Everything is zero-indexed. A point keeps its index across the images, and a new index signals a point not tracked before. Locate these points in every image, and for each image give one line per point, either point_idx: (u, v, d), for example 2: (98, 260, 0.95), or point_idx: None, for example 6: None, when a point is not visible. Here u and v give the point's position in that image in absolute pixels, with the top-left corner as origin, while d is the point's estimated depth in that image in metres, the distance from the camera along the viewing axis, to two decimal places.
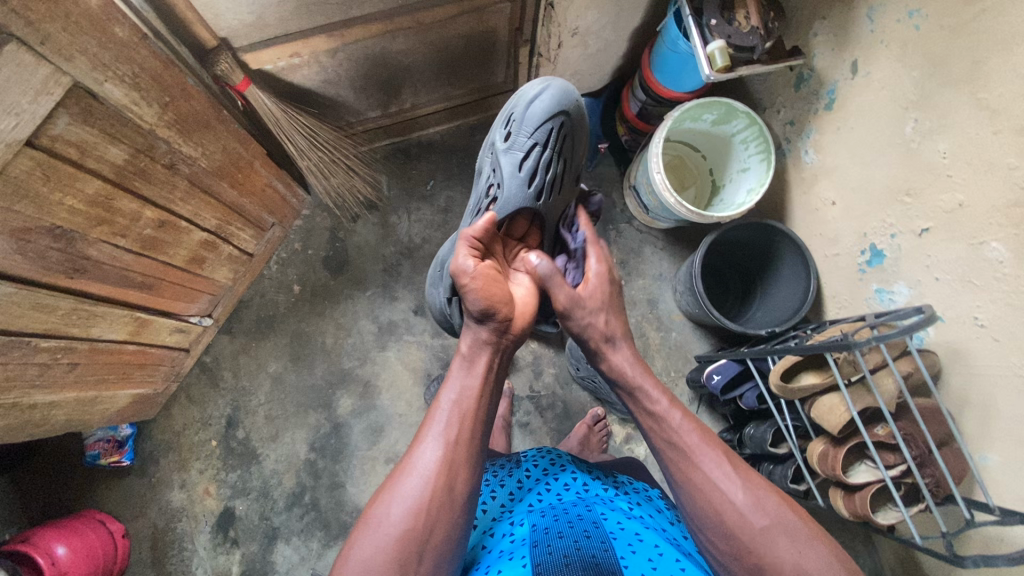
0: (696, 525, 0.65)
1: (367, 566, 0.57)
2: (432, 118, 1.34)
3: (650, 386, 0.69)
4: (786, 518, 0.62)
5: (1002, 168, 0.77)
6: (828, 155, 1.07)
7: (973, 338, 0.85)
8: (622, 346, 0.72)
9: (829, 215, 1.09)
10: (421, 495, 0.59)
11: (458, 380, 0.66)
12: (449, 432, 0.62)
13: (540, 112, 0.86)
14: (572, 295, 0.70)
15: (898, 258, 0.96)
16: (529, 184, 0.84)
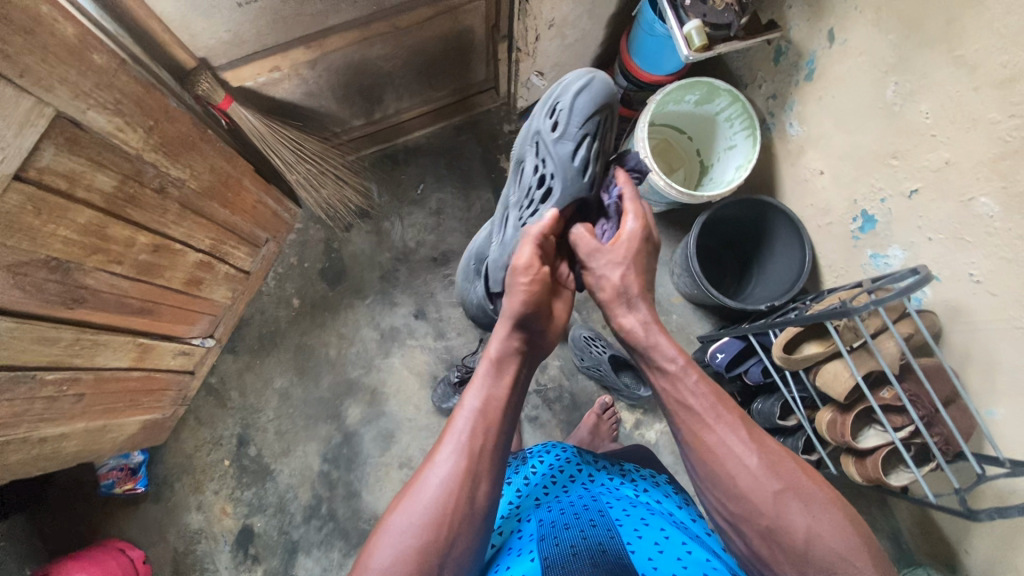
0: (706, 485, 0.66)
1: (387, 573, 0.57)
2: (416, 121, 1.35)
3: (666, 342, 0.69)
4: (800, 483, 0.62)
5: (985, 123, 0.77)
6: (812, 126, 1.07)
7: (969, 294, 0.86)
8: (639, 306, 0.72)
9: (818, 185, 1.09)
10: (440, 507, 0.59)
11: (483, 387, 0.65)
12: (470, 444, 0.62)
13: (588, 102, 0.79)
14: (591, 247, 0.73)
15: (890, 222, 0.96)
16: (583, 175, 0.79)
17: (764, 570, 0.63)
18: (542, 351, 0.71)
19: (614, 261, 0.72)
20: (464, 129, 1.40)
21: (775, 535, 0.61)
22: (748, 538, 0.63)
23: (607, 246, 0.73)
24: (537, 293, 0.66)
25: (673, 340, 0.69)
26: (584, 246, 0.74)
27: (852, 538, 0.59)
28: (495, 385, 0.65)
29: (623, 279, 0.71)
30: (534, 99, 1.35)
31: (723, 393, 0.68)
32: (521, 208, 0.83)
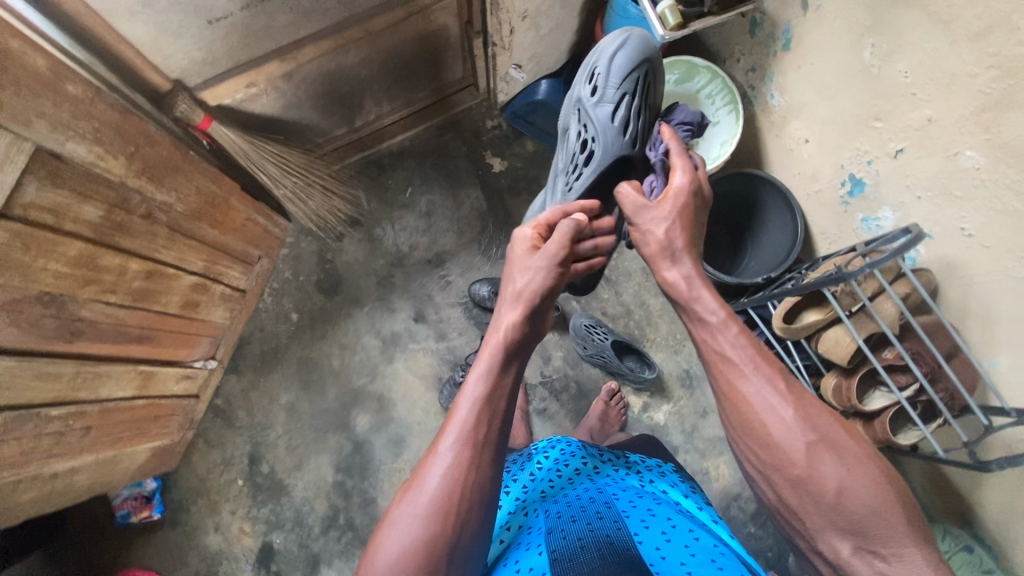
0: (738, 436, 0.66)
1: (394, 564, 0.57)
2: (398, 125, 1.34)
3: (708, 296, 0.71)
4: (835, 437, 0.61)
5: (964, 77, 0.78)
6: (792, 95, 1.07)
7: (963, 248, 0.87)
8: (684, 260, 0.76)
9: (804, 153, 1.09)
10: (444, 498, 0.59)
11: (484, 372, 0.65)
12: (472, 432, 0.62)
13: (624, 65, 0.90)
14: (636, 202, 0.78)
15: (878, 184, 0.96)
16: (624, 133, 0.90)
17: (792, 520, 0.64)
18: (540, 333, 0.71)
19: (657, 220, 0.77)
20: (447, 129, 1.40)
21: (805, 485, 0.61)
22: (776, 487, 0.63)
23: (655, 202, 0.78)
24: (548, 278, 0.71)
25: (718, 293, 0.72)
26: (631, 205, 0.79)
27: (885, 494, 0.59)
28: (495, 370, 0.66)
29: (668, 237, 0.76)
30: (515, 92, 1.35)
31: (765, 347, 0.68)
32: (568, 172, 0.95)
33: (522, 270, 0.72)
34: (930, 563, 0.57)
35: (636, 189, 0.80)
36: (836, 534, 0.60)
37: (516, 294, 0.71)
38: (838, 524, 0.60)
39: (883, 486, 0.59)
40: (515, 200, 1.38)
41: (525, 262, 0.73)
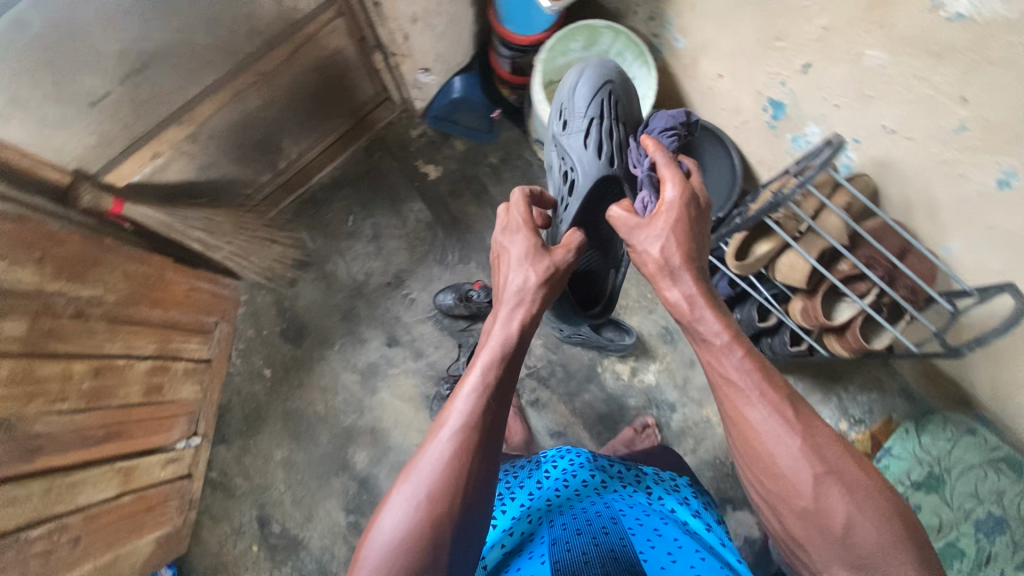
0: (748, 463, 0.66)
1: (394, 528, 0.59)
2: (323, 156, 1.32)
3: (712, 317, 0.69)
4: (845, 469, 0.60)
5: None
6: (695, 34, 1.06)
7: (892, 145, 0.87)
8: (684, 277, 0.72)
9: (721, 89, 1.08)
10: (444, 474, 0.61)
11: (486, 362, 0.68)
12: (475, 424, 0.63)
13: (584, 96, 0.97)
14: (628, 223, 0.75)
15: (798, 102, 0.96)
16: (600, 156, 0.94)
17: (798, 549, 0.64)
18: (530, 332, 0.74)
19: (649, 238, 0.73)
20: (374, 148, 1.38)
21: (813, 517, 0.60)
22: (784, 517, 0.63)
23: (648, 220, 0.74)
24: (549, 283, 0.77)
25: (723, 311, 0.70)
26: (620, 223, 0.76)
27: (894, 528, 0.58)
28: (498, 364, 0.68)
29: (665, 253, 0.72)
30: (431, 97, 1.33)
31: (772, 375, 0.66)
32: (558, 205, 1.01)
33: (529, 265, 0.76)
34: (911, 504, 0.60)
35: (627, 210, 0.77)
36: (839, 567, 0.59)
37: (514, 292, 0.75)
38: (846, 558, 0.59)
39: (867, 470, 0.61)
40: (458, 203, 1.36)
41: (521, 260, 0.77)
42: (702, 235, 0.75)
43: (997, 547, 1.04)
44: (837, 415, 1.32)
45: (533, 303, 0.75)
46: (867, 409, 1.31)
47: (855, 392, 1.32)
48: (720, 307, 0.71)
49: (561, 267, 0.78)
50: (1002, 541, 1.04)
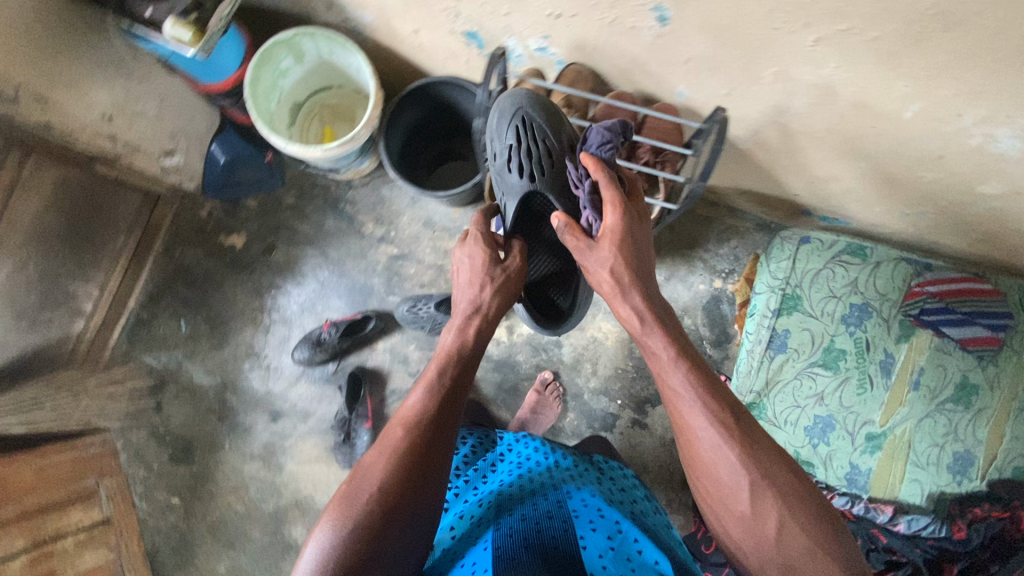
0: (696, 470, 0.72)
1: (346, 512, 0.65)
2: (126, 279, 1.30)
3: (658, 333, 0.77)
4: (776, 477, 0.67)
5: None
6: (369, 6, 1.01)
7: (569, 27, 0.85)
8: (632, 292, 0.80)
9: (427, 42, 1.05)
10: (396, 460, 0.68)
11: (442, 364, 0.79)
12: (432, 422, 0.72)
13: (501, 120, 0.91)
14: (577, 247, 0.83)
15: (482, 26, 0.94)
16: (520, 177, 0.90)
17: (736, 551, 0.70)
18: (481, 343, 0.84)
19: (592, 264, 0.81)
20: (173, 246, 1.34)
21: (745, 522, 0.67)
22: (722, 518, 0.70)
23: (595, 244, 0.82)
24: (501, 288, 0.87)
25: (665, 329, 0.78)
26: (570, 244, 0.83)
27: (813, 527, 0.65)
28: (455, 373, 0.78)
29: (612, 274, 0.79)
30: (199, 172, 1.31)
31: (716, 388, 0.73)
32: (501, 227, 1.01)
33: (479, 273, 0.87)
34: (805, 485, 0.68)
35: (572, 232, 0.84)
36: (771, 567, 0.65)
37: (467, 302, 0.85)
38: (772, 558, 0.65)
39: (798, 475, 0.68)
40: (277, 258, 1.34)
41: (472, 273, 0.87)
42: (641, 253, 0.82)
43: (871, 331, 1.07)
44: (709, 276, 1.35)
45: (484, 312, 0.85)
46: (732, 258, 1.34)
47: (715, 247, 1.34)
48: (660, 324, 0.78)
49: (509, 276, 0.88)
50: (874, 325, 1.07)
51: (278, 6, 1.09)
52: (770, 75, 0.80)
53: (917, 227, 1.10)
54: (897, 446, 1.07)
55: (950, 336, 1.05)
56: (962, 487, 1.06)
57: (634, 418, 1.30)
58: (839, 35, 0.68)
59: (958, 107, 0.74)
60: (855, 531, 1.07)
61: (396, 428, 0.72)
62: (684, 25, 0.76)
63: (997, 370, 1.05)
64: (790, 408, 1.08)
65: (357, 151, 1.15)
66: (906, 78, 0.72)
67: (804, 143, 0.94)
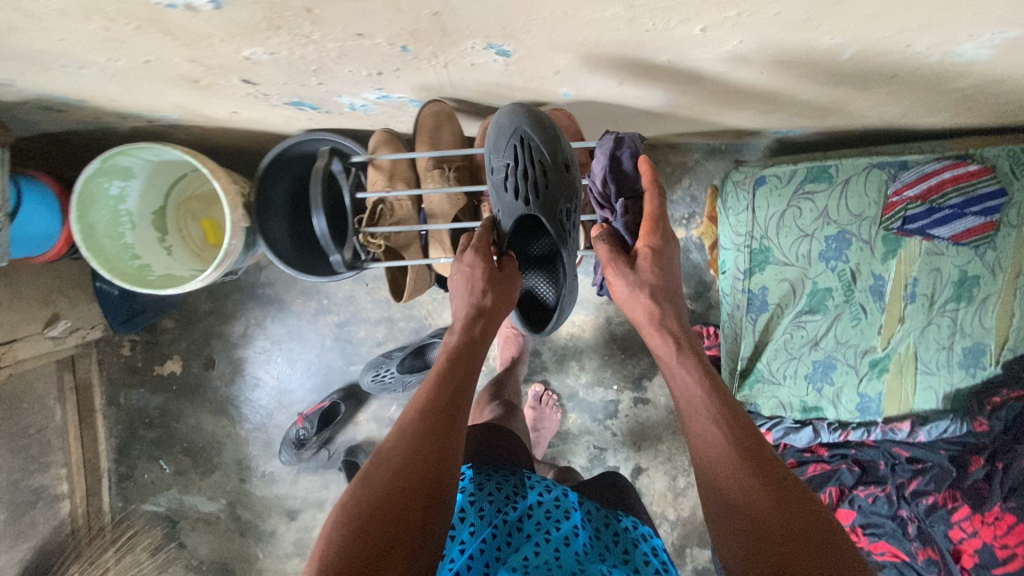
0: (722, 524, 0.61)
1: (359, 490, 0.58)
2: (86, 447, 1.23)
3: (691, 365, 0.69)
4: (817, 533, 0.56)
5: (122, 40, 0.52)
6: (163, 109, 0.79)
7: (401, 78, 0.65)
8: (669, 317, 0.72)
9: (253, 117, 0.85)
10: (409, 444, 0.60)
11: (449, 351, 0.70)
12: (451, 411, 0.63)
13: (498, 135, 0.75)
14: (625, 273, 0.72)
15: (303, 96, 0.73)
16: (516, 199, 0.74)
17: None
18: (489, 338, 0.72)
19: (626, 290, 0.72)
20: (115, 394, 1.26)
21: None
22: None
23: (639, 267, 0.72)
24: (497, 287, 0.72)
25: (700, 361, 0.70)
26: (605, 258, 0.74)
27: None
28: (470, 363, 0.68)
29: (653, 300, 0.71)
30: (99, 318, 1.18)
31: (748, 429, 0.64)
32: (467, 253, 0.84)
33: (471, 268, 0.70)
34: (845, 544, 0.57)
35: (615, 252, 0.73)
36: None
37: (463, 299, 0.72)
38: None
39: (836, 533, 0.57)
40: (222, 369, 1.25)
41: (466, 271, 0.71)
42: (672, 295, 0.73)
43: (854, 259, 0.96)
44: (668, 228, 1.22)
45: (481, 314, 0.71)
46: (689, 199, 1.19)
47: (667, 194, 1.20)
48: (691, 352, 0.70)
49: (506, 277, 0.73)
50: (857, 251, 0.96)
51: (67, 131, 0.88)
52: (663, 62, 0.61)
53: (884, 120, 0.93)
54: (904, 363, 1.01)
55: (940, 236, 0.94)
56: (975, 379, 1.02)
57: (634, 397, 1.26)
58: (732, 19, 0.50)
59: (911, 38, 0.55)
60: (877, 454, 1.05)
61: (410, 411, 0.64)
62: (533, 50, 0.57)
63: (996, 254, 0.95)
64: (785, 363, 1.02)
65: (242, 250, 0.98)
66: (832, 32, 0.53)
67: (728, 97, 0.76)
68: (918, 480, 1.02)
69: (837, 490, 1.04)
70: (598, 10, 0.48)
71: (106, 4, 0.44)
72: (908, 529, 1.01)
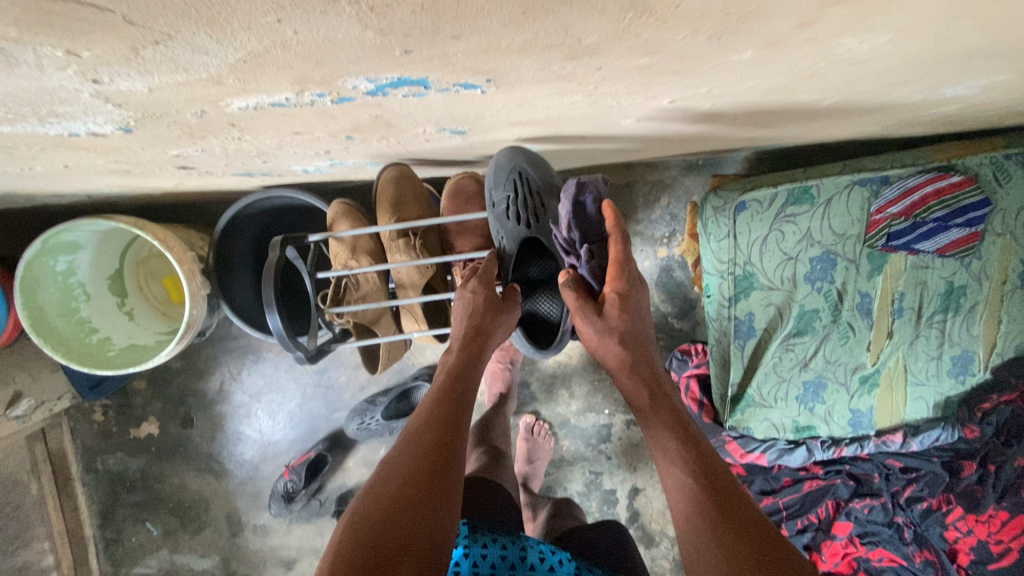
0: None
1: (359, 504, 0.52)
2: (68, 518, 1.19)
3: (664, 405, 0.59)
4: None
5: (29, 156, 0.47)
6: (101, 188, 0.74)
7: (352, 153, 0.60)
8: (642, 363, 0.61)
9: (201, 185, 0.79)
10: (409, 458, 0.54)
11: (445, 367, 0.64)
12: (455, 427, 0.58)
13: (497, 171, 0.69)
14: (592, 322, 0.61)
15: (251, 170, 0.68)
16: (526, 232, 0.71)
17: None
18: (487, 353, 0.66)
19: (594, 337, 0.61)
20: (92, 459, 1.21)
21: None
22: None
23: (606, 314, 0.61)
24: (494, 308, 0.67)
25: (676, 405, 0.59)
26: (572, 304, 0.63)
27: None
28: (471, 378, 0.63)
29: (623, 344, 0.60)
30: (65, 388, 1.12)
31: (730, 479, 0.54)
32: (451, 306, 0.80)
33: (466, 289, 0.67)
34: None
35: (578, 299, 0.62)
36: None
37: (458, 316, 0.67)
38: None
39: None
40: (202, 426, 1.21)
41: (466, 295, 0.67)
42: (646, 336, 0.63)
43: (840, 279, 0.94)
44: (651, 247, 1.18)
45: (479, 328, 0.65)
46: (669, 217, 1.16)
47: (647, 214, 1.16)
48: (664, 394, 0.60)
49: (505, 299, 0.68)
50: (842, 270, 0.94)
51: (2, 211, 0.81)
52: (632, 123, 0.56)
53: (864, 134, 0.90)
54: (893, 376, 1.00)
55: (925, 250, 0.92)
56: (965, 386, 1.00)
57: (627, 419, 1.24)
58: (704, 92, 0.45)
59: (893, 88, 0.52)
60: (870, 466, 1.04)
61: (408, 428, 0.58)
62: (488, 126, 0.52)
63: (981, 264, 0.93)
64: (775, 386, 1.01)
65: (205, 317, 0.92)
66: (811, 90, 0.49)
67: (702, 138, 0.72)
68: (913, 487, 1.02)
69: (833, 503, 1.04)
70: (557, 99, 0.43)
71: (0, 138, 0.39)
72: (905, 534, 1.01)
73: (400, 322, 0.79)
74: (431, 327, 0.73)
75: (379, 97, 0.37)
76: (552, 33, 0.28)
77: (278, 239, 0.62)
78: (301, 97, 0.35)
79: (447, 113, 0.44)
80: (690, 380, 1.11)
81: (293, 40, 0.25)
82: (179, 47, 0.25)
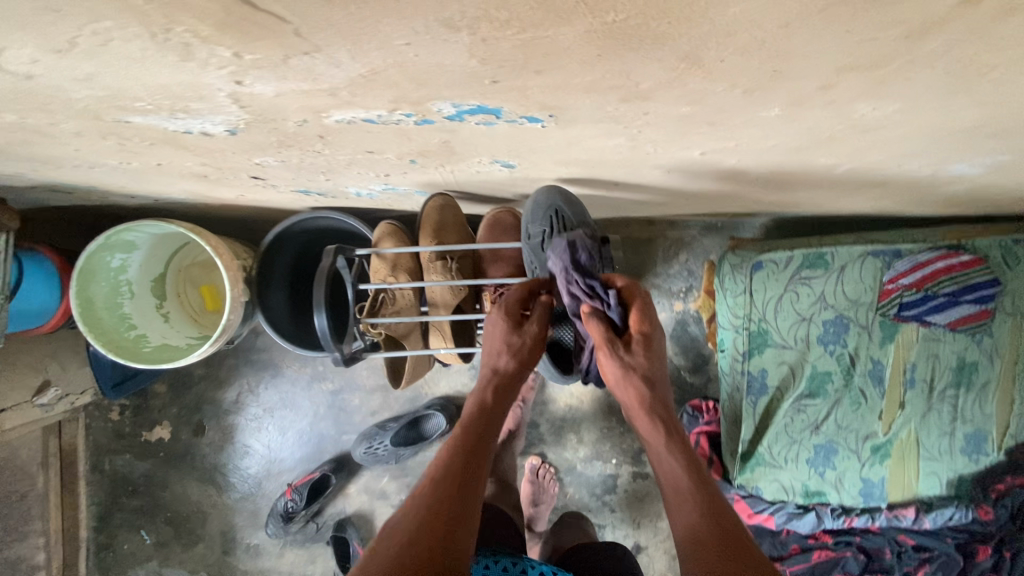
0: None
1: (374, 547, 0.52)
2: (66, 516, 1.18)
3: (677, 450, 0.60)
4: None
5: (134, 151, 0.53)
6: (171, 193, 0.81)
7: (407, 177, 0.67)
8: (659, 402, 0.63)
9: (258, 200, 0.86)
10: (427, 499, 0.55)
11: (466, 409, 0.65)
12: (472, 468, 0.58)
13: (534, 209, 0.73)
14: (619, 359, 0.63)
15: (310, 187, 0.75)
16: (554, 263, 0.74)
17: None
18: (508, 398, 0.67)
19: (618, 372, 0.63)
20: (100, 458, 1.22)
21: None
22: None
23: (632, 352, 0.64)
24: (517, 344, 0.67)
25: (688, 450, 0.61)
26: (598, 338, 0.64)
27: None
28: (490, 422, 0.64)
29: (645, 383, 0.62)
30: (89, 383, 1.16)
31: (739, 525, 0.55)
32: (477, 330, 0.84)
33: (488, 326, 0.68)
34: None
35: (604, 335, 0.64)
36: None
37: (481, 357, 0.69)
38: None
39: None
40: (212, 436, 1.22)
41: (490, 330, 0.68)
42: (663, 377, 0.66)
43: (852, 344, 0.97)
44: (667, 301, 1.22)
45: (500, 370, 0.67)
46: (686, 273, 1.21)
47: (665, 269, 1.21)
48: (680, 439, 0.62)
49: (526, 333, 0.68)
50: (854, 336, 0.96)
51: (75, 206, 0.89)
52: (662, 173, 0.62)
53: (877, 209, 0.95)
54: (906, 448, 1.00)
55: (936, 323, 0.95)
56: (979, 465, 1.00)
57: (633, 471, 1.23)
58: (733, 146, 0.51)
59: (904, 160, 0.57)
60: (881, 540, 1.01)
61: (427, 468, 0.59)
62: (535, 162, 0.58)
63: (992, 341, 0.95)
64: (785, 447, 1.01)
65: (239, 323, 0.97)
66: (829, 155, 0.55)
67: (724, 197, 0.78)
68: (925, 568, 0.98)
69: None
70: (603, 141, 0.49)
71: (123, 129, 0.46)
72: None
73: (427, 342, 0.82)
74: (457, 346, 0.77)
75: (454, 123, 0.43)
76: (616, 76, 0.34)
77: (331, 248, 0.67)
78: (391, 115, 0.41)
79: (505, 145, 0.50)
80: (700, 435, 1.12)
81: (410, 61, 0.31)
82: (320, 58, 0.30)
